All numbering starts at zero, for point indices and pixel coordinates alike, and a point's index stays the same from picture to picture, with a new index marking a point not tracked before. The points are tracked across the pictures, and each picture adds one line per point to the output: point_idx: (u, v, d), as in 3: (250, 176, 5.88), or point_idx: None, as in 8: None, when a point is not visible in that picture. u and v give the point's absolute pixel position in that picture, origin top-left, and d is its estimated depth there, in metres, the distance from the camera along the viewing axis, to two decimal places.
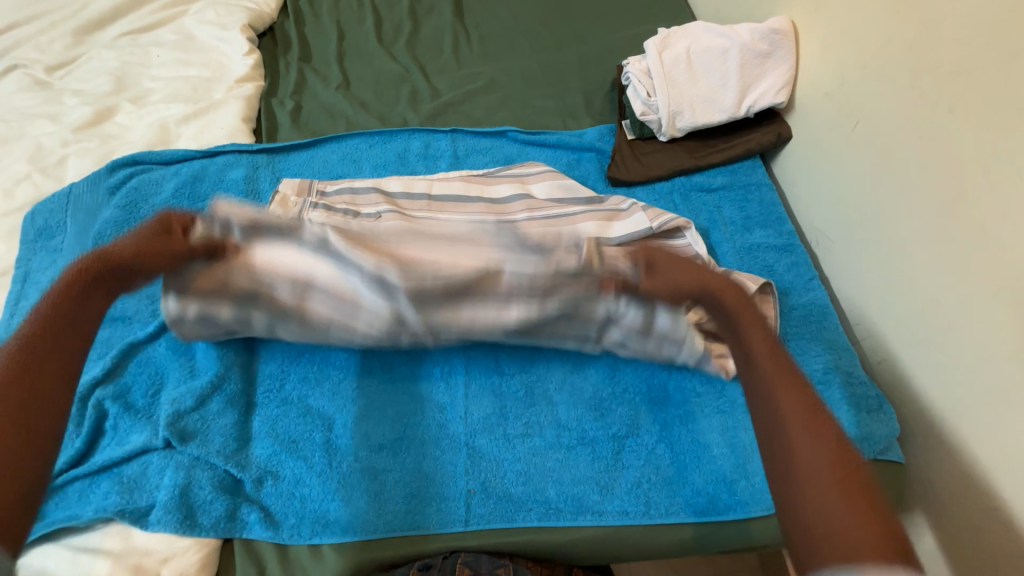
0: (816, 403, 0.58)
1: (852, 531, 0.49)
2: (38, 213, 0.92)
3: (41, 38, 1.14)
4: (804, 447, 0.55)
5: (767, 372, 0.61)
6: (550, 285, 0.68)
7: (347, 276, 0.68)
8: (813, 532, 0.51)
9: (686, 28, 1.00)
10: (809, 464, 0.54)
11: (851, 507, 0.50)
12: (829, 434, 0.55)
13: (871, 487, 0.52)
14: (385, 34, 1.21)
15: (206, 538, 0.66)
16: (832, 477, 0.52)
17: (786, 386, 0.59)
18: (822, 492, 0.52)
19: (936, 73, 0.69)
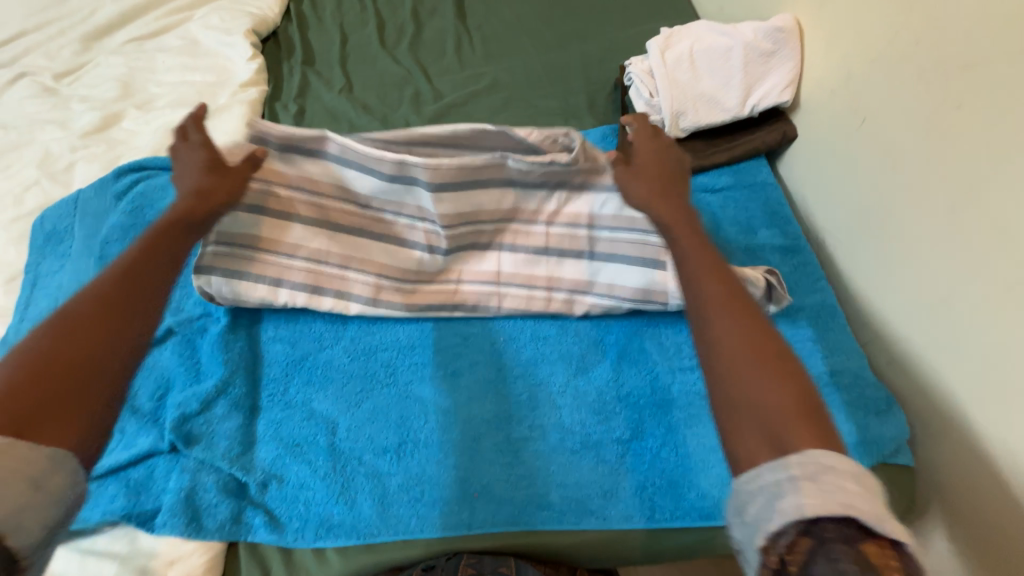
0: (738, 281, 0.52)
1: (777, 405, 0.43)
2: (47, 219, 0.93)
3: (50, 45, 1.15)
4: (720, 317, 0.48)
5: (693, 254, 0.54)
6: (549, 183, 0.79)
7: (371, 177, 0.78)
8: (737, 403, 0.44)
9: (689, 27, 0.99)
10: (724, 328, 0.47)
11: (769, 372, 0.44)
12: (749, 306, 0.49)
13: (796, 364, 0.46)
14: (387, 37, 1.22)
15: (211, 541, 0.66)
16: (748, 347, 0.46)
17: (705, 258, 0.53)
18: (743, 362, 0.45)
19: (944, 69, 0.68)
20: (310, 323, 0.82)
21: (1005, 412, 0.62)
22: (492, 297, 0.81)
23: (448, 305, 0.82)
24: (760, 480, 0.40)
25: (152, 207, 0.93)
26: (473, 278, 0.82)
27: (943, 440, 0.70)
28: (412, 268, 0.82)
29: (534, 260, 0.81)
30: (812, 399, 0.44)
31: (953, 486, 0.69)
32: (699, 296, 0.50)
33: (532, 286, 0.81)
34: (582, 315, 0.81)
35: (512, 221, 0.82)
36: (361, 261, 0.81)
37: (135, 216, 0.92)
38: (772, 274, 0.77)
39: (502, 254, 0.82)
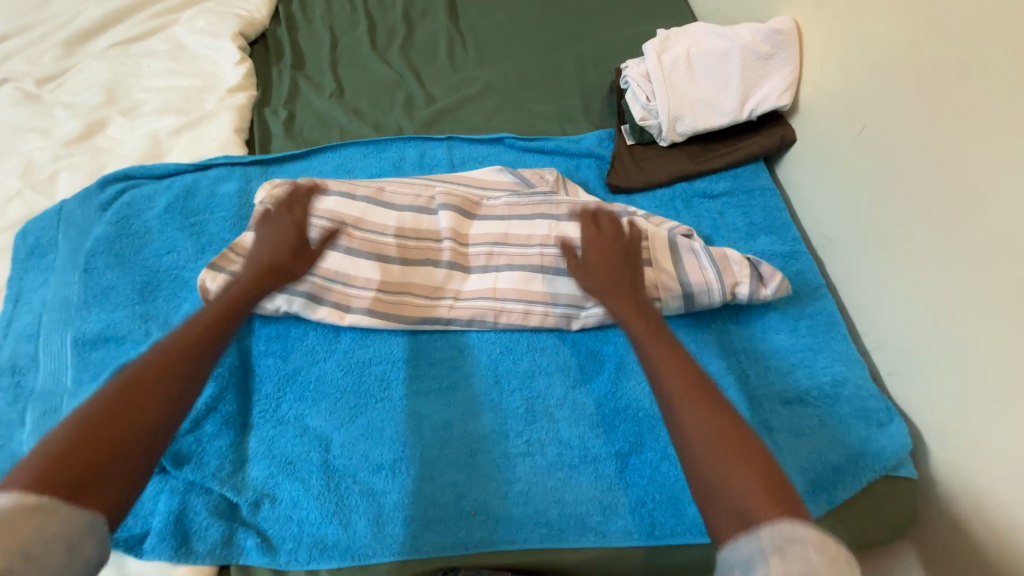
0: (686, 360, 0.63)
1: (737, 478, 0.50)
2: (30, 231, 0.91)
3: (32, 50, 1.12)
4: (686, 407, 0.57)
5: (647, 343, 0.66)
6: (537, 210, 0.86)
7: (391, 211, 0.86)
8: (708, 483, 0.52)
9: (686, 29, 0.98)
10: (697, 427, 0.55)
11: (737, 458, 0.52)
12: (707, 402, 0.57)
13: (760, 447, 0.53)
14: (378, 39, 1.19)
15: (202, 564, 0.65)
16: (715, 433, 0.54)
17: (665, 361, 0.63)
18: (710, 446, 0.53)
19: (946, 75, 0.67)
20: (302, 335, 0.80)
21: (1008, 426, 0.61)
22: (489, 313, 0.80)
23: (443, 320, 0.80)
24: (739, 554, 0.44)
25: (138, 218, 0.91)
26: (472, 294, 0.81)
27: (944, 453, 0.69)
28: (413, 292, 0.81)
29: (529, 278, 0.80)
30: (772, 467, 0.51)
31: (954, 498, 0.68)
32: (665, 390, 0.60)
33: (529, 301, 0.80)
34: (579, 328, 0.80)
35: (506, 247, 0.84)
36: (366, 278, 0.81)
37: (121, 227, 0.90)
38: (755, 258, 0.79)
39: (499, 276, 0.82)
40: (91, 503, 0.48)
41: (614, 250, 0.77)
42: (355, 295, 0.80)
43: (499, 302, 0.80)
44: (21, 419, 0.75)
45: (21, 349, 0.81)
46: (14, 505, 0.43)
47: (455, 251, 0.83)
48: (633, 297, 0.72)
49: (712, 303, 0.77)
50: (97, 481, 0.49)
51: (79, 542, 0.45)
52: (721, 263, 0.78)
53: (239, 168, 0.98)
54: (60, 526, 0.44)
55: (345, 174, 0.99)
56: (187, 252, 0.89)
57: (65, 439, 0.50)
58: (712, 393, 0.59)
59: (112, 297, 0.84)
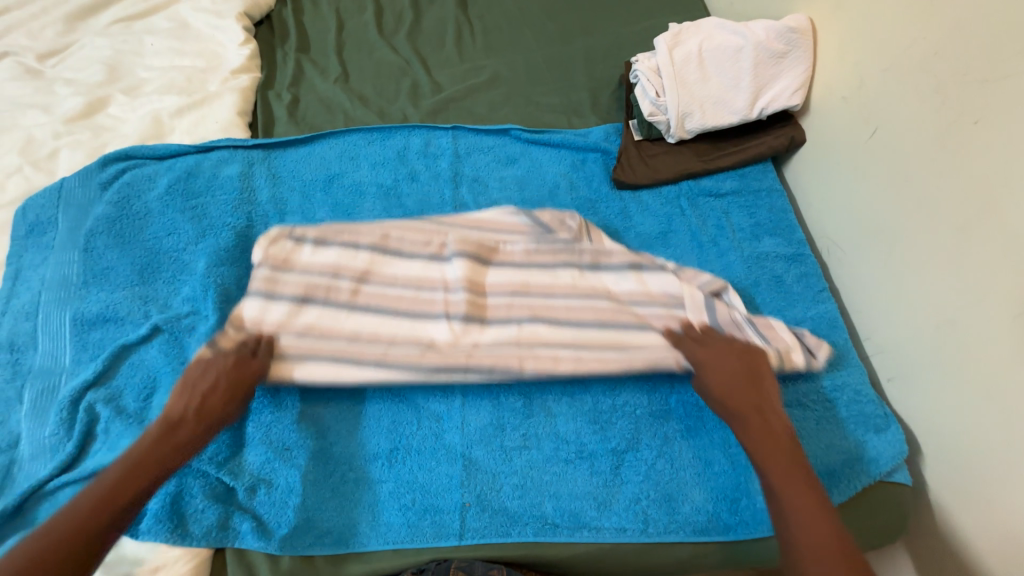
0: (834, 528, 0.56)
1: None
2: (30, 209, 0.89)
3: (33, 24, 1.10)
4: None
5: (783, 495, 0.59)
6: (559, 259, 0.81)
7: (400, 263, 0.80)
8: None
9: (698, 25, 0.96)
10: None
11: None
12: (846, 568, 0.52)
13: None
14: (386, 24, 1.17)
15: (197, 547, 0.65)
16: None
17: (798, 500, 0.58)
18: None
19: (963, 82, 0.66)
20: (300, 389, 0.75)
21: (1010, 440, 0.60)
22: (514, 359, 0.73)
23: (459, 366, 0.72)
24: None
25: (139, 199, 0.90)
26: (491, 344, 0.74)
27: (940, 458, 0.69)
28: (426, 341, 0.74)
29: (553, 337, 0.74)
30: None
31: (951, 503, 0.67)
32: (801, 556, 0.54)
33: (554, 348, 0.74)
34: (613, 369, 0.73)
35: (526, 296, 0.78)
36: (373, 331, 0.75)
37: (121, 207, 0.89)
38: (796, 329, 0.76)
39: (525, 358, 0.73)
40: None
41: (743, 368, 0.69)
42: (362, 349, 0.73)
43: (523, 347, 0.74)
44: (19, 397, 0.75)
45: (19, 327, 0.80)
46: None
47: (472, 302, 0.77)
48: (771, 427, 0.64)
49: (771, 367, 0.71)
50: None
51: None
52: (767, 332, 0.74)
53: (241, 152, 0.97)
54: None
55: (348, 162, 0.98)
56: (188, 234, 0.88)
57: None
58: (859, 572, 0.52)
59: (111, 278, 0.83)
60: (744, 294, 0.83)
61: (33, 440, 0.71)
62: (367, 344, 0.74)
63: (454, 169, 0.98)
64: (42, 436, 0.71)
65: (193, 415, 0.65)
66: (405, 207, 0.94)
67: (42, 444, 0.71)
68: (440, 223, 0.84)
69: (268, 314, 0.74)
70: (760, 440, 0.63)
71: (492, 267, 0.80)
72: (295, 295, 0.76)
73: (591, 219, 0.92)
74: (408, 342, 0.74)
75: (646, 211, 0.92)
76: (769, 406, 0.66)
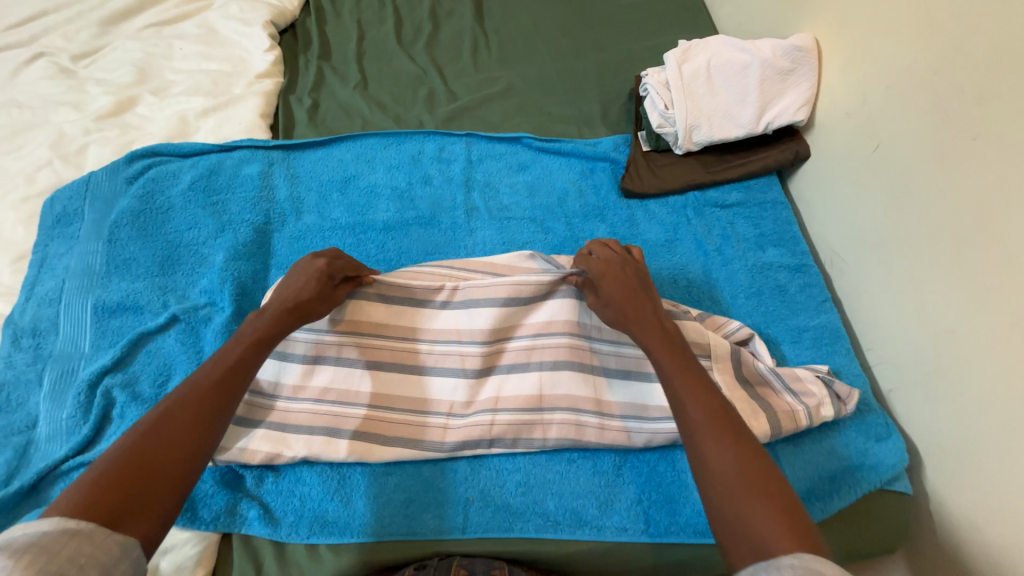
0: (713, 395, 0.58)
1: (764, 529, 0.47)
2: (57, 200, 0.92)
3: (69, 27, 1.15)
4: (716, 449, 0.53)
5: (672, 373, 0.60)
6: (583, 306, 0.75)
7: (411, 315, 0.76)
8: (734, 533, 0.48)
9: (707, 41, 0.99)
10: (719, 462, 0.52)
11: (767, 504, 0.48)
12: (733, 435, 0.54)
13: (781, 483, 0.51)
14: (405, 36, 1.22)
15: (205, 531, 0.66)
16: (743, 475, 0.51)
17: (688, 386, 0.59)
18: (739, 496, 0.49)
19: (960, 98, 0.68)
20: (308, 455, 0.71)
21: (1006, 449, 0.61)
22: (536, 428, 0.72)
23: (484, 441, 0.71)
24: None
25: (163, 194, 0.93)
26: (511, 402, 0.72)
27: (940, 470, 0.70)
28: (445, 409, 0.73)
29: (580, 407, 0.72)
30: (796, 511, 0.48)
31: (954, 517, 0.68)
32: (694, 429, 0.55)
33: (577, 411, 0.72)
34: (641, 444, 0.71)
35: (548, 338, 0.74)
36: (396, 399, 0.73)
37: (146, 202, 0.92)
38: (826, 373, 0.74)
39: (548, 427, 0.72)
40: (130, 527, 0.47)
41: (634, 278, 0.69)
42: (382, 420, 0.72)
43: (545, 414, 0.72)
44: (39, 379, 0.77)
45: (41, 313, 0.82)
46: (54, 530, 0.44)
47: (488, 354, 0.74)
48: (658, 322, 0.65)
49: (800, 426, 0.70)
50: (141, 505, 0.49)
51: (110, 568, 0.44)
52: (796, 385, 0.73)
53: (262, 151, 1.01)
54: (94, 552, 0.44)
55: (364, 164, 1.01)
56: (208, 229, 0.91)
57: (94, 484, 0.48)
58: (740, 435, 0.54)
59: (132, 268, 0.86)
60: (748, 303, 0.85)
61: (50, 422, 0.73)
62: (390, 385, 0.74)
63: (467, 174, 1.01)
64: (59, 418, 0.73)
65: (277, 308, 0.66)
66: (418, 209, 0.97)
67: (59, 426, 0.73)
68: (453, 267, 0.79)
69: (282, 374, 0.72)
70: (649, 334, 0.64)
71: (510, 307, 0.74)
72: (306, 355, 0.73)
73: (600, 227, 0.94)
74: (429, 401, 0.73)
75: (653, 220, 0.95)
76: (656, 305, 0.68)
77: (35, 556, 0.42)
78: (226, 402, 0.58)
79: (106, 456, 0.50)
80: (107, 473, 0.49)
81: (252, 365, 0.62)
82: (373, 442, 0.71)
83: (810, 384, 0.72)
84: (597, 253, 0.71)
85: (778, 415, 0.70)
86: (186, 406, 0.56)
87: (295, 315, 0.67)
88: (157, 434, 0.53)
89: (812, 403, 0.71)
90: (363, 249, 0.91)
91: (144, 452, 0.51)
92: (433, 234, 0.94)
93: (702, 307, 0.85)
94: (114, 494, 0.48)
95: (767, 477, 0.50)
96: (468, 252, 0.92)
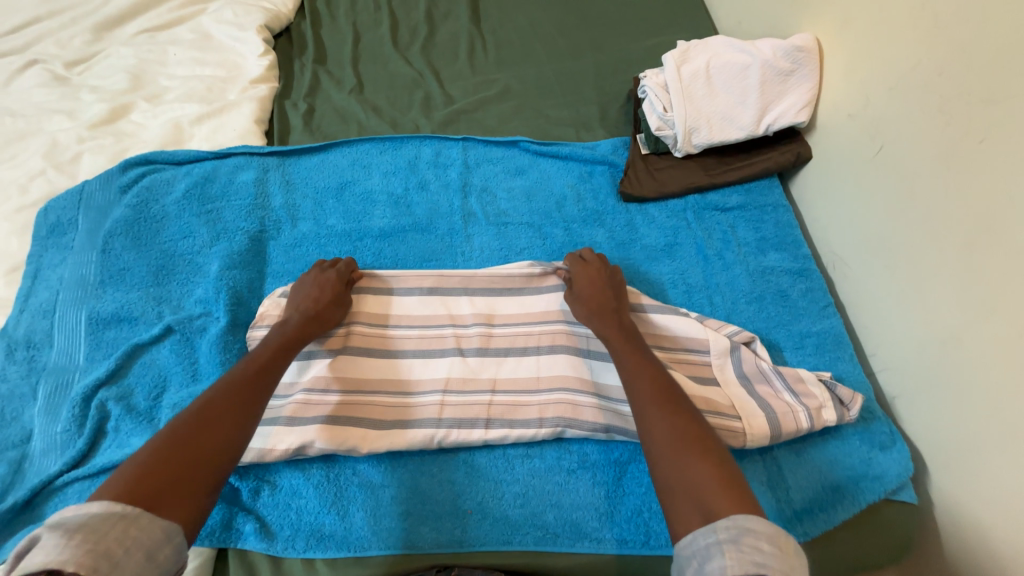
0: (663, 377, 0.62)
1: (705, 491, 0.49)
2: (51, 210, 0.92)
3: (62, 34, 1.14)
4: (661, 423, 0.56)
5: (626, 360, 0.65)
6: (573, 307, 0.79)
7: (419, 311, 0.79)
8: (678, 500, 0.50)
9: (706, 42, 0.98)
10: (663, 435, 0.55)
11: (708, 469, 0.51)
12: (679, 412, 0.57)
13: (723, 454, 0.53)
14: (400, 39, 1.20)
15: (201, 547, 0.65)
16: (685, 445, 0.53)
17: (639, 370, 0.63)
18: (680, 464, 0.52)
19: (966, 100, 0.66)
20: (306, 467, 0.70)
21: (1016, 460, 0.60)
22: (534, 410, 0.72)
23: (481, 419, 0.71)
24: (694, 544, 0.45)
25: (157, 203, 0.93)
26: (509, 386, 0.74)
27: (947, 480, 0.69)
28: (441, 385, 0.73)
29: (575, 388, 0.73)
30: (735, 477, 0.50)
31: (960, 527, 0.67)
32: (642, 407, 0.59)
33: (572, 392, 0.73)
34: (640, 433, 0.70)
35: (546, 324, 0.78)
36: (396, 411, 0.72)
37: (139, 211, 0.91)
38: (830, 377, 0.73)
39: (544, 406, 0.72)
40: (171, 514, 0.47)
41: (602, 276, 0.75)
42: (378, 430, 0.71)
43: (541, 394, 0.73)
44: (33, 393, 0.76)
45: (35, 325, 0.82)
46: (104, 512, 0.44)
47: (484, 336, 0.77)
48: (616, 316, 0.71)
49: (800, 428, 0.69)
50: (178, 492, 0.49)
51: (155, 552, 0.45)
52: (797, 386, 0.71)
53: (256, 158, 1.00)
54: (141, 535, 0.44)
55: (360, 169, 1.00)
56: (202, 237, 0.90)
57: (139, 469, 0.49)
58: (683, 412, 0.57)
59: (126, 278, 0.86)
60: (750, 308, 0.83)
61: (45, 436, 0.73)
62: (386, 395, 0.73)
63: (464, 179, 1.00)
64: (54, 432, 0.73)
65: (300, 319, 0.70)
66: (414, 215, 0.95)
67: (53, 440, 0.72)
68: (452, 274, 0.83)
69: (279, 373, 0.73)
70: (609, 325, 0.69)
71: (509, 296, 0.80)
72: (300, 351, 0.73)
73: (598, 231, 0.93)
74: (425, 390, 0.73)
75: (652, 224, 0.93)
76: (617, 302, 0.73)
77: (86, 535, 0.42)
78: (257, 395, 0.60)
79: (144, 448, 0.51)
80: (146, 462, 0.49)
81: (281, 364, 0.65)
82: (369, 450, 0.69)
83: (810, 387, 0.71)
84: (577, 260, 0.79)
85: (776, 417, 0.69)
86: (223, 399, 0.57)
87: (316, 321, 0.71)
88: (200, 422, 0.54)
89: (812, 407, 0.70)
90: (359, 256, 0.90)
91: (179, 444, 0.52)
92: (430, 241, 0.93)
93: (702, 312, 0.84)
94: (152, 481, 0.48)
95: (709, 447, 0.53)
96: (466, 258, 0.90)
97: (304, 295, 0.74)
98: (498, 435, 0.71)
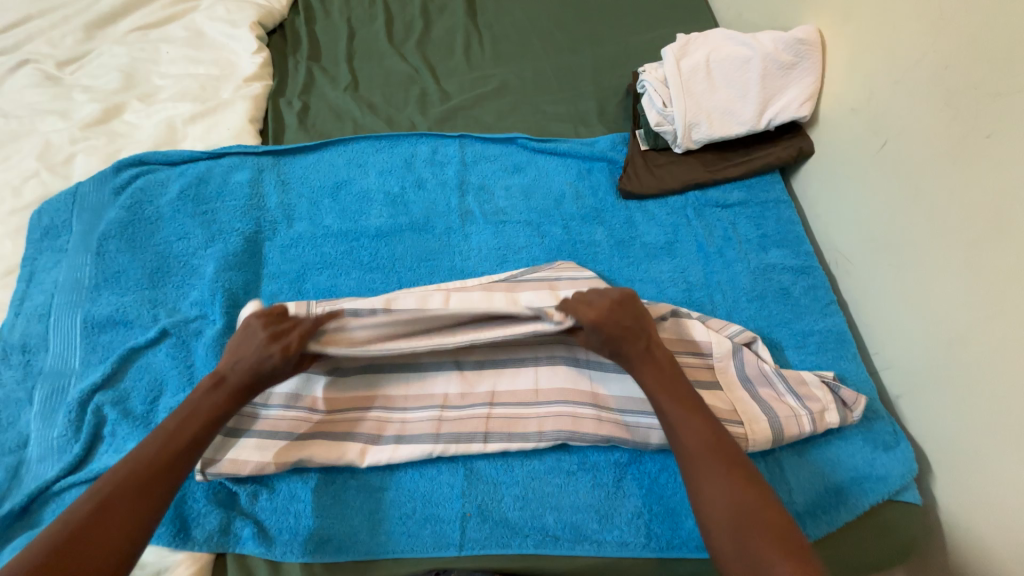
0: (710, 428, 0.61)
1: (765, 560, 0.51)
2: (45, 212, 0.91)
3: (54, 32, 1.13)
4: (714, 487, 0.56)
5: (670, 412, 0.63)
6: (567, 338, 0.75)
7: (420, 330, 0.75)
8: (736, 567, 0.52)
9: (706, 35, 0.96)
10: (718, 500, 0.56)
11: (766, 538, 0.52)
12: (730, 471, 0.57)
13: (781, 514, 0.55)
14: (396, 34, 1.19)
15: (199, 552, 0.65)
16: (741, 512, 0.54)
17: (684, 423, 0.61)
18: (738, 532, 0.53)
19: (973, 94, 0.65)
20: (303, 471, 0.70)
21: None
22: (532, 423, 0.71)
23: (479, 434, 0.71)
24: None
25: (151, 204, 0.92)
26: (507, 398, 0.73)
27: (951, 478, 0.68)
28: (439, 400, 0.72)
29: (576, 402, 0.72)
30: (794, 539, 0.53)
31: (964, 526, 0.66)
32: (692, 467, 0.59)
33: (574, 404, 0.72)
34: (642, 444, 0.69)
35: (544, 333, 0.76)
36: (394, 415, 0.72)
37: (134, 213, 0.90)
38: (833, 379, 0.72)
39: (544, 419, 0.71)
40: None
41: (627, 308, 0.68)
42: (375, 432, 0.71)
43: (540, 406, 0.72)
44: (29, 398, 0.76)
45: (31, 329, 0.81)
46: None
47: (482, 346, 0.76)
48: (650, 356, 0.66)
49: (803, 432, 0.68)
50: None
51: None
52: (800, 389, 0.71)
53: (251, 157, 0.99)
54: None
55: (356, 168, 0.99)
56: (198, 239, 0.89)
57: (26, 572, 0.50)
58: (736, 470, 0.58)
59: (122, 281, 0.85)
60: (751, 307, 0.82)
61: (42, 441, 0.72)
62: (384, 402, 0.72)
63: (460, 176, 0.98)
64: (51, 437, 0.72)
65: (236, 385, 0.64)
66: (411, 214, 0.94)
67: (50, 445, 0.72)
68: (450, 287, 0.81)
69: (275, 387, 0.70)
70: (645, 368, 0.65)
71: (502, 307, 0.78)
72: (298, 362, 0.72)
73: (597, 229, 0.92)
74: (421, 400, 0.72)
75: (652, 222, 0.92)
76: (650, 337, 0.68)
77: None
78: (169, 475, 0.59)
79: (42, 544, 0.52)
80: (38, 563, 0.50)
81: (207, 435, 0.62)
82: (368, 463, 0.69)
83: (815, 392, 0.70)
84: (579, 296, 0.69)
85: (779, 421, 0.68)
86: (128, 485, 0.57)
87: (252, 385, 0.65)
88: (102, 511, 0.54)
89: (815, 410, 0.69)
90: (356, 257, 0.89)
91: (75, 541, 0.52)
92: (428, 241, 0.91)
93: (703, 311, 0.82)
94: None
95: (766, 512, 0.54)
96: (463, 258, 0.89)
97: (251, 355, 0.65)
98: (498, 448, 0.70)
